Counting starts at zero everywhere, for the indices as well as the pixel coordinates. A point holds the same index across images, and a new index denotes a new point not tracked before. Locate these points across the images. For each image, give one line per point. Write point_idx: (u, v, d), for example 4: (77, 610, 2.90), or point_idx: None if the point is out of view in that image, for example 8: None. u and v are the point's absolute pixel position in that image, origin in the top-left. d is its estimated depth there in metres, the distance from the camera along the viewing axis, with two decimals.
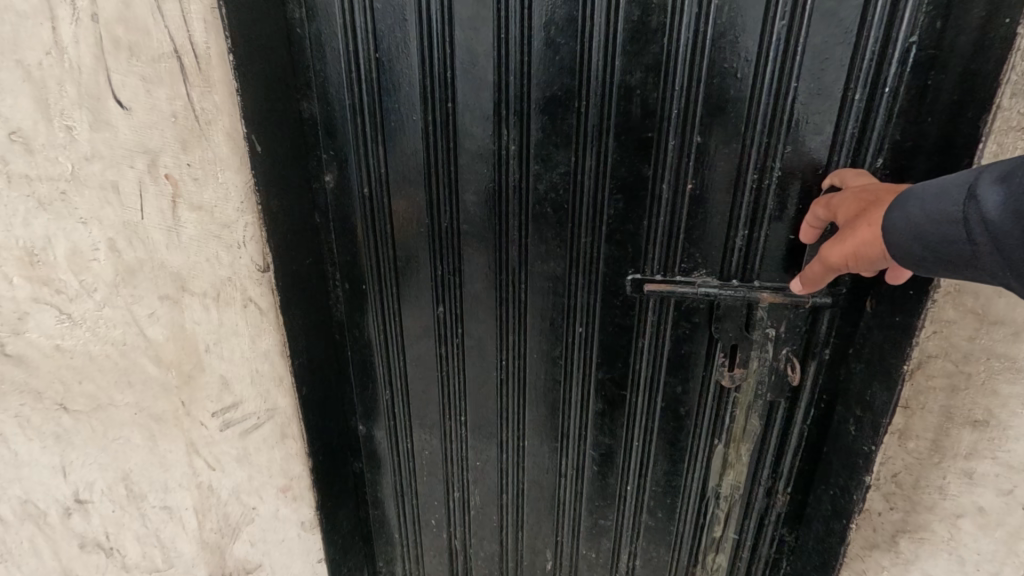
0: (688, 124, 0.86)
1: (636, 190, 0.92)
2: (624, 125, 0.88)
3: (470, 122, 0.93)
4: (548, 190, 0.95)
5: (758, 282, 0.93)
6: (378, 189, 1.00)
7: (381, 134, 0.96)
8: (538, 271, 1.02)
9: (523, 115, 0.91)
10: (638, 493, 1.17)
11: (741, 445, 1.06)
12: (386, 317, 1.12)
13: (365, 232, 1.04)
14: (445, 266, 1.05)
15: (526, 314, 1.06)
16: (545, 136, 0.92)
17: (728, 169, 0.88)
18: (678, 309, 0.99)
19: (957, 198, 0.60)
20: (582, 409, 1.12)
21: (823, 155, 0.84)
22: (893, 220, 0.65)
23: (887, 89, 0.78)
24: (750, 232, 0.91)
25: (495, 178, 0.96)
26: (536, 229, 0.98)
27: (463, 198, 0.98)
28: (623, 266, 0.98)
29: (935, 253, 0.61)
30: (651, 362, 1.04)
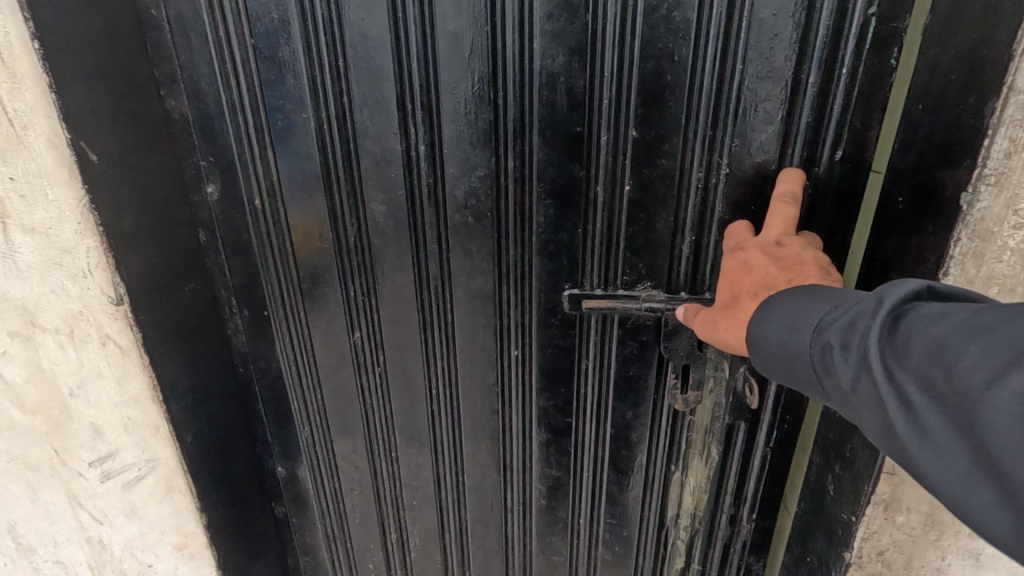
0: (620, 116, 0.74)
1: (567, 193, 0.79)
2: (548, 118, 0.75)
3: (370, 120, 0.79)
4: (468, 196, 0.82)
5: (710, 294, 0.81)
6: (270, 200, 0.85)
7: (267, 137, 0.81)
8: (463, 289, 0.88)
9: (432, 110, 0.77)
10: (592, 527, 1.06)
11: (700, 472, 0.96)
12: (296, 346, 0.97)
13: (262, 251, 0.89)
14: (359, 286, 0.91)
15: (455, 338, 0.93)
16: (459, 133, 0.78)
17: (666, 169, 0.76)
18: (621, 326, 0.87)
19: (809, 335, 0.58)
20: (524, 440, 1.00)
21: (776, 151, 0.73)
22: (755, 337, 0.63)
23: (844, 70, 0.68)
24: (697, 239, 0.79)
25: (407, 185, 0.82)
26: (459, 242, 0.85)
27: (371, 209, 0.85)
28: (559, 281, 0.85)
29: (792, 378, 0.61)
30: (596, 386, 0.92)
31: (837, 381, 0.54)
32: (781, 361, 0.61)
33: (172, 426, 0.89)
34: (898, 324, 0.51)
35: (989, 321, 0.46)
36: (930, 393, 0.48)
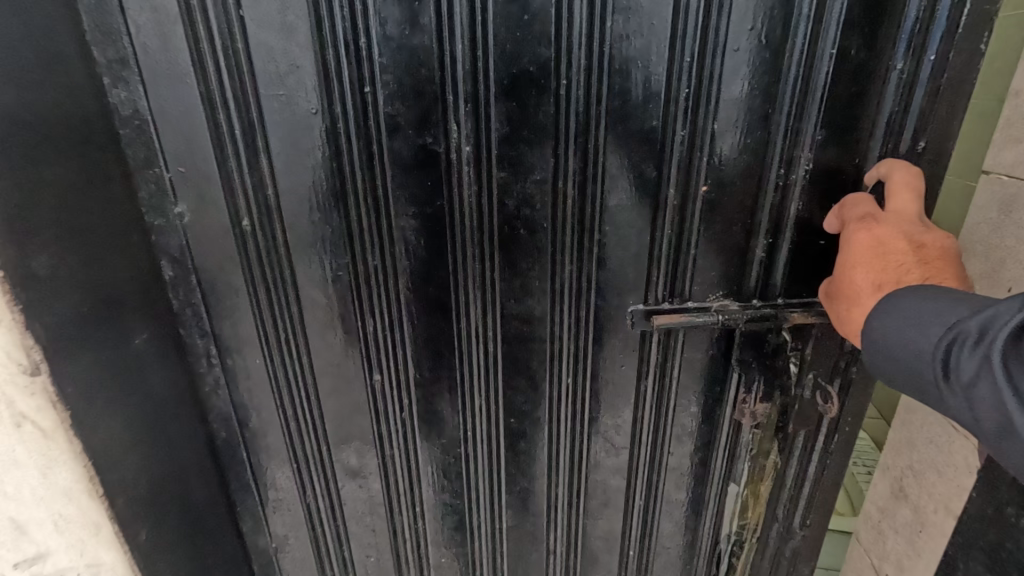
0: (698, 108, 0.65)
1: (634, 197, 0.69)
2: (617, 111, 0.65)
3: (399, 116, 0.63)
4: (520, 205, 0.69)
5: (783, 300, 0.75)
6: (266, 219, 0.68)
7: (260, 140, 0.64)
8: (509, 313, 0.75)
9: (480, 103, 0.63)
10: (642, 556, 0.97)
11: (762, 486, 0.91)
12: (297, 395, 0.79)
13: (256, 282, 0.71)
14: (384, 316, 0.75)
15: (496, 371, 0.79)
16: (513, 130, 0.65)
17: (744, 165, 0.69)
18: (687, 340, 0.79)
19: (931, 334, 0.51)
20: (572, 475, 0.89)
21: (859, 143, 0.68)
22: (869, 329, 0.57)
23: (932, 57, 0.64)
24: (773, 241, 0.72)
25: (447, 194, 0.67)
26: (506, 260, 0.72)
27: (400, 224, 0.69)
28: (621, 295, 0.75)
29: (899, 382, 0.55)
30: (656, 407, 0.84)
31: (959, 384, 0.49)
32: (894, 369, 0.55)
33: (119, 525, 0.64)
34: None
35: None
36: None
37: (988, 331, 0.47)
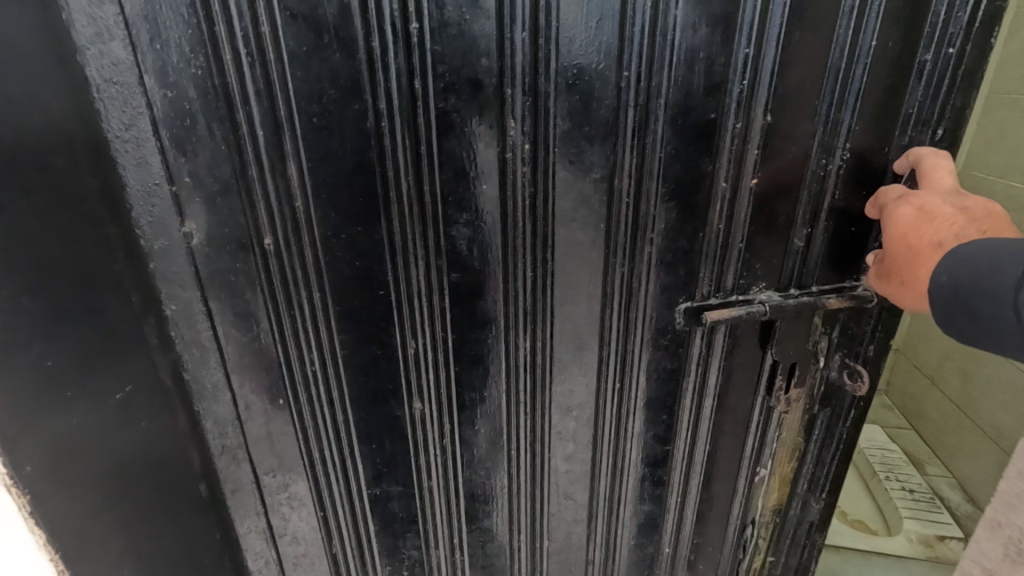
0: (752, 100, 0.64)
1: (688, 193, 0.68)
2: (678, 105, 0.62)
3: (453, 113, 0.56)
4: (577, 207, 0.65)
5: (817, 287, 0.77)
6: (295, 237, 0.58)
7: (289, 142, 0.54)
8: (562, 322, 0.71)
9: (540, 98, 0.58)
10: (677, 553, 0.97)
11: (788, 467, 0.93)
12: (326, 433, 0.70)
13: (280, 310, 0.61)
14: (426, 337, 0.67)
15: (544, 384, 0.75)
16: (574, 125, 0.61)
17: (791, 156, 0.69)
18: (729, 334, 0.78)
19: (1013, 277, 0.51)
20: (614, 483, 0.86)
21: (889, 133, 0.70)
22: (938, 287, 0.56)
23: (952, 50, 0.66)
24: (811, 230, 0.74)
25: (504, 199, 0.62)
26: (559, 266, 0.67)
27: (450, 234, 0.62)
28: (670, 295, 0.73)
29: (980, 331, 0.55)
30: (695, 403, 0.83)
31: None
32: (975, 318, 0.54)
33: None
34: None
35: None
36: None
37: None
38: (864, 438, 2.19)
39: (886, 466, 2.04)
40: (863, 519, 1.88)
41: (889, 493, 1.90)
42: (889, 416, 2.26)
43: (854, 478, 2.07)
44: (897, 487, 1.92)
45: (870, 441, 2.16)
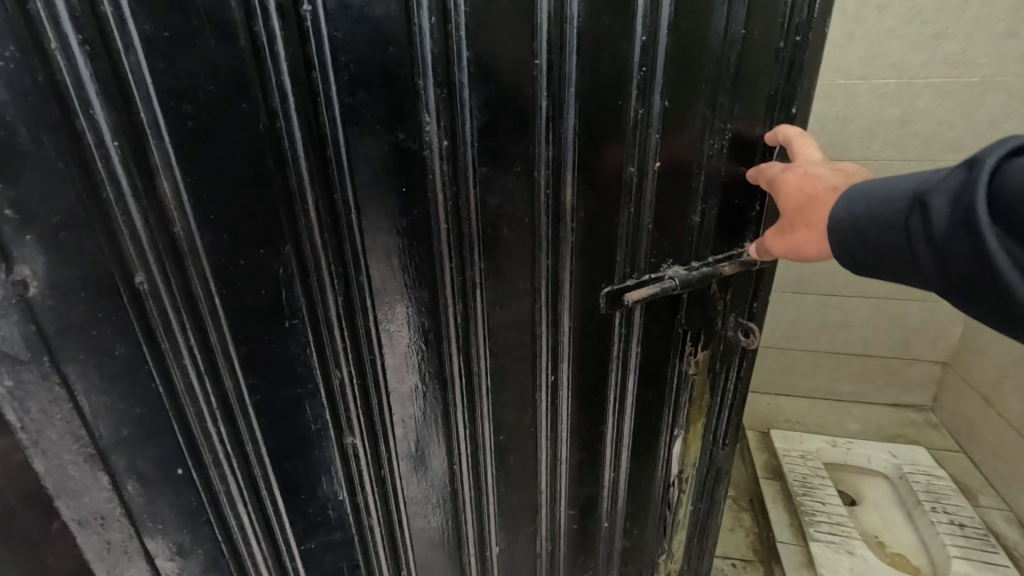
0: (653, 86, 0.67)
1: (604, 181, 0.68)
2: (589, 93, 0.62)
3: (362, 108, 0.50)
4: (502, 203, 0.62)
5: (713, 257, 0.84)
6: (179, 271, 0.47)
7: (158, 153, 0.43)
8: (495, 323, 0.68)
9: (456, 89, 0.54)
10: (616, 525, 1.00)
11: (700, 423, 1.02)
12: (242, 495, 0.58)
13: (167, 361, 0.49)
14: (354, 362, 0.60)
15: (484, 391, 0.72)
16: (491, 118, 0.57)
17: (687, 139, 0.73)
18: (646, 311, 0.82)
19: (904, 201, 0.60)
20: (556, 474, 0.86)
21: (760, 114, 0.78)
22: (837, 219, 0.65)
23: (798, 38, 0.76)
24: (705, 206, 0.80)
25: (428, 201, 0.57)
26: (490, 267, 0.65)
27: (370, 244, 0.56)
28: (595, 281, 0.74)
29: (871, 252, 0.63)
30: (619, 381, 0.85)
31: (935, 239, 0.57)
32: (867, 241, 0.63)
33: None
34: (999, 179, 0.54)
35: None
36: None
37: (963, 193, 0.55)
38: (910, 459, 2.06)
39: (934, 495, 1.89)
40: (904, 553, 1.78)
41: (936, 528, 1.77)
42: (936, 437, 2.22)
43: (898, 505, 1.97)
44: (945, 520, 1.79)
45: (913, 464, 2.03)
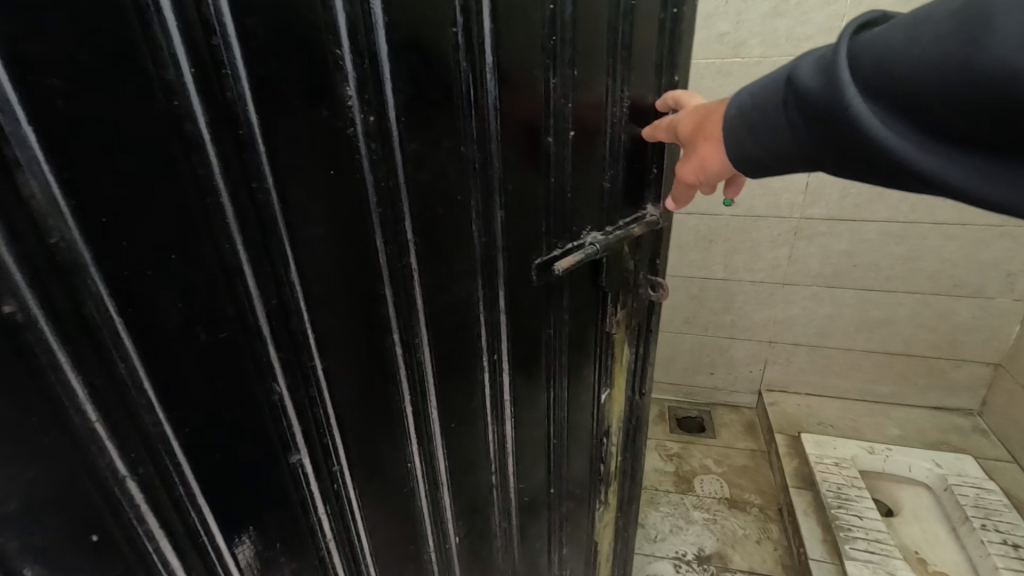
0: (560, 56, 0.70)
1: (523, 152, 0.71)
2: (509, 69, 0.64)
3: (276, 81, 0.44)
4: (433, 179, 0.60)
5: (621, 223, 0.96)
6: (69, 291, 0.38)
7: (23, 146, 0.34)
8: (439, 306, 0.67)
9: (377, 59, 0.50)
10: (559, 479, 1.08)
11: (621, 372, 1.16)
12: (182, 547, 0.50)
13: (67, 411, 0.40)
14: (292, 371, 0.54)
15: (432, 379, 0.70)
16: (418, 91, 0.55)
17: (597, 101, 0.81)
18: (572, 276, 0.90)
19: (780, 83, 0.74)
20: (503, 449, 0.88)
21: (651, 82, 0.92)
22: (730, 115, 0.80)
23: (675, 10, 0.90)
24: (613, 171, 0.91)
25: (360, 185, 0.53)
26: (420, 251, 0.62)
27: (300, 236, 0.51)
28: (527, 250, 0.78)
29: (756, 135, 0.77)
30: (555, 345, 0.92)
31: (806, 101, 0.69)
32: (758, 123, 0.76)
33: None
34: (854, 45, 0.66)
35: (932, 19, 0.60)
36: (903, 113, 0.62)
37: (825, 60, 0.68)
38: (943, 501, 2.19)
39: None
40: None
41: None
42: None
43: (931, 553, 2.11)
44: None
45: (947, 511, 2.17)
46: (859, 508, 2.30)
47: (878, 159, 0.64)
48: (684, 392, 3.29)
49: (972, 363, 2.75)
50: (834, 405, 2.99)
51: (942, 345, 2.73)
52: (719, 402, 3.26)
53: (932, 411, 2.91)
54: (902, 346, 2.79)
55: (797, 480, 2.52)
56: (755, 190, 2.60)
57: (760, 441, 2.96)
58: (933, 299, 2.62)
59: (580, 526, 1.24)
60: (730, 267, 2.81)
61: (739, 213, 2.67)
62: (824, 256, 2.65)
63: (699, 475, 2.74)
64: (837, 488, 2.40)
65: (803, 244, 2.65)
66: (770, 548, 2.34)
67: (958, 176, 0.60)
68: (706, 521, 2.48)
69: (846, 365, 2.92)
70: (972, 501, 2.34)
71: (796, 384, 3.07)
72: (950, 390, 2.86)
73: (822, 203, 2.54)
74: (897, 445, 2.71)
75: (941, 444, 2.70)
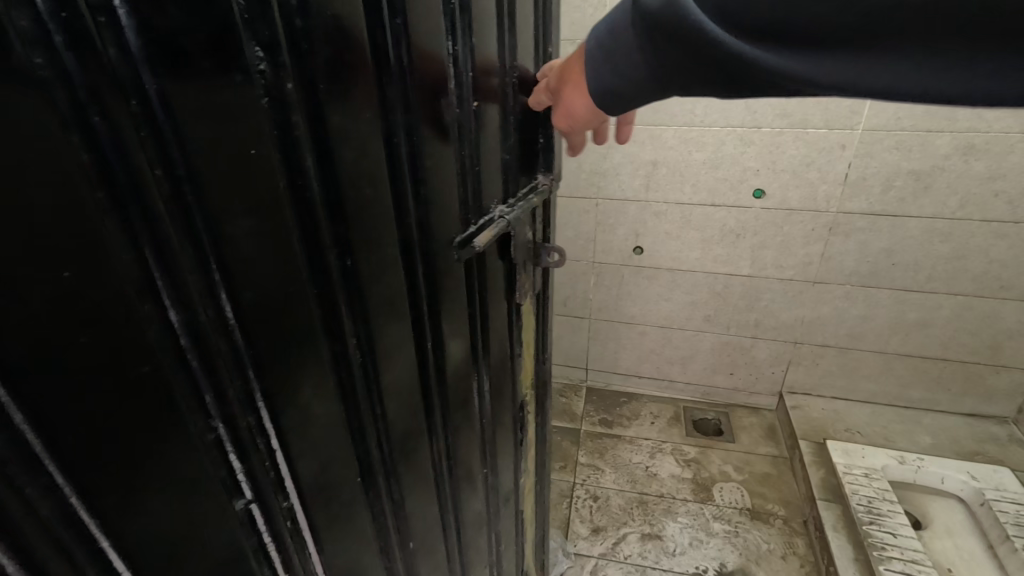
0: (458, 21, 0.68)
1: (432, 125, 0.66)
2: (420, 36, 0.60)
3: (174, 35, 0.34)
4: (359, 157, 0.54)
5: (520, 195, 0.97)
6: None
7: None
8: (376, 296, 0.61)
9: (287, 12, 0.42)
10: (492, 458, 1.09)
11: (532, 340, 1.21)
12: None
13: None
14: (226, 402, 0.44)
15: (373, 378, 0.64)
16: (336, 56, 0.48)
17: (491, 67, 0.80)
18: (487, 253, 0.88)
19: (625, 7, 0.77)
20: (441, 440, 0.85)
21: (532, 53, 0.95)
22: (590, 45, 0.81)
23: None
24: (509, 144, 0.91)
25: (283, 167, 0.44)
26: (346, 242, 0.54)
27: (222, 232, 0.40)
28: (447, 228, 0.74)
29: (609, 61, 0.79)
30: (478, 323, 0.91)
31: (653, 17, 0.72)
32: (608, 49, 0.79)
33: None
34: None
35: None
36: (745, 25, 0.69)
37: None
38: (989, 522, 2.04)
39: None
40: None
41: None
42: None
43: None
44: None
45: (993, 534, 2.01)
46: (891, 524, 2.16)
47: (733, 68, 0.72)
48: (703, 391, 3.15)
49: (1014, 369, 2.56)
50: (863, 412, 2.82)
51: (982, 349, 2.55)
52: (737, 403, 3.11)
53: (964, 417, 2.74)
54: (937, 349, 2.61)
55: (826, 493, 2.38)
56: (790, 181, 2.42)
57: (781, 447, 2.82)
58: (976, 301, 2.44)
59: (510, 502, 1.27)
60: (758, 264, 2.66)
61: (771, 206, 2.50)
62: (863, 255, 2.48)
63: (719, 483, 2.61)
64: (868, 500, 2.27)
65: (839, 239, 2.48)
66: (797, 566, 2.21)
67: (817, 73, 0.70)
68: (727, 533, 2.36)
69: (875, 369, 2.76)
70: (1011, 517, 2.18)
71: (821, 386, 2.91)
72: (984, 397, 2.68)
73: (863, 195, 2.36)
74: (930, 454, 2.54)
75: (976, 454, 2.53)
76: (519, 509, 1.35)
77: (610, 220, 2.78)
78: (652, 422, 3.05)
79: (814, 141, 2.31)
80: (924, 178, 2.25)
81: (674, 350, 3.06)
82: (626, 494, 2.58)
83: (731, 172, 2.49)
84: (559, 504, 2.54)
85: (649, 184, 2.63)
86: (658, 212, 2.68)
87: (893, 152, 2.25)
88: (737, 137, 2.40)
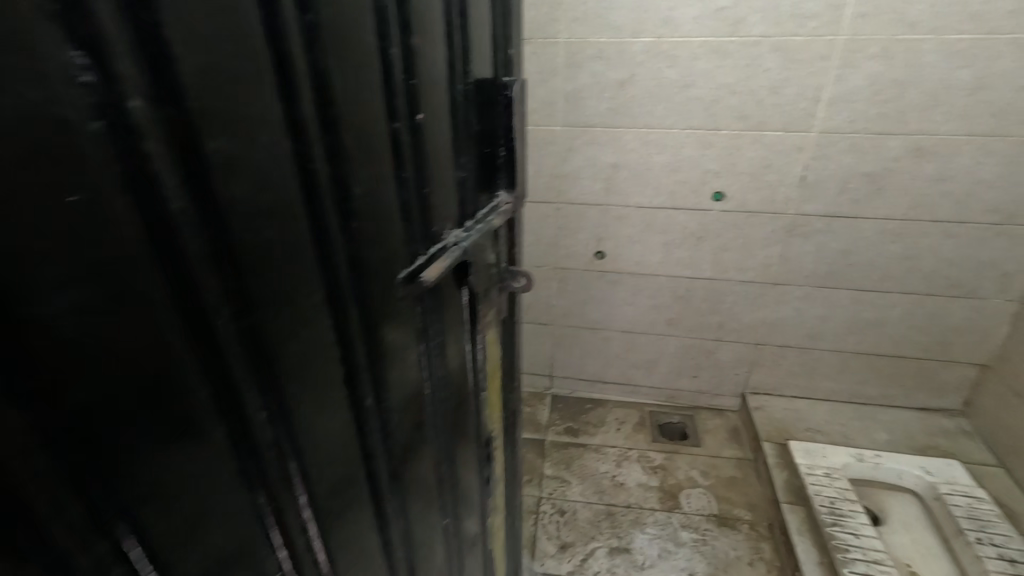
0: (391, 18, 0.57)
1: (363, 143, 0.56)
2: (337, 39, 0.49)
3: None
4: (255, 194, 0.44)
5: (480, 216, 0.87)
6: None
7: None
8: (293, 357, 0.51)
9: (126, 7, 0.33)
10: (453, 505, 0.98)
11: (497, 371, 1.10)
12: None
13: None
14: (49, 522, 0.34)
15: (294, 451, 0.54)
16: (213, 72, 0.38)
17: (439, 73, 0.69)
18: (440, 284, 0.78)
19: None
20: (388, 501, 0.74)
21: (490, 55, 0.84)
22: None
23: None
24: (463, 161, 0.80)
25: (132, 218, 0.35)
26: (241, 300, 0.44)
27: (30, 314, 0.31)
28: (388, 261, 0.63)
29: None
30: (431, 361, 0.80)
31: None
32: None
33: None
34: None
35: None
36: None
37: None
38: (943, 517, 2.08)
39: None
40: None
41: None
42: None
43: None
44: None
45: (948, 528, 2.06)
46: (854, 525, 2.17)
47: None
48: (666, 395, 3.13)
49: (963, 364, 2.65)
50: (823, 410, 2.86)
51: (933, 346, 2.62)
52: (701, 406, 3.11)
53: (917, 412, 2.81)
54: (891, 347, 2.67)
55: (792, 497, 2.38)
56: (749, 183, 2.41)
57: (746, 448, 2.83)
58: (927, 300, 2.50)
59: (476, 544, 1.16)
60: (720, 267, 2.65)
61: (731, 209, 2.49)
62: (822, 256, 2.50)
63: (686, 490, 2.59)
64: (829, 501, 2.29)
65: (798, 242, 2.50)
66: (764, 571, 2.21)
67: None
68: (695, 542, 2.33)
69: (833, 368, 2.80)
70: (963, 511, 2.24)
71: (782, 386, 2.93)
72: (934, 391, 2.77)
73: (818, 198, 2.37)
74: (885, 450, 2.60)
75: (929, 448, 2.60)
76: (487, 547, 1.24)
77: (571, 224, 2.71)
78: (616, 429, 3.00)
79: (771, 143, 2.30)
80: (877, 180, 2.28)
81: (639, 355, 3.03)
82: (593, 506, 2.52)
83: (691, 175, 2.45)
84: (525, 521, 2.45)
85: (610, 187, 2.56)
86: (618, 216, 2.63)
87: (847, 155, 2.26)
88: (696, 139, 2.36)
